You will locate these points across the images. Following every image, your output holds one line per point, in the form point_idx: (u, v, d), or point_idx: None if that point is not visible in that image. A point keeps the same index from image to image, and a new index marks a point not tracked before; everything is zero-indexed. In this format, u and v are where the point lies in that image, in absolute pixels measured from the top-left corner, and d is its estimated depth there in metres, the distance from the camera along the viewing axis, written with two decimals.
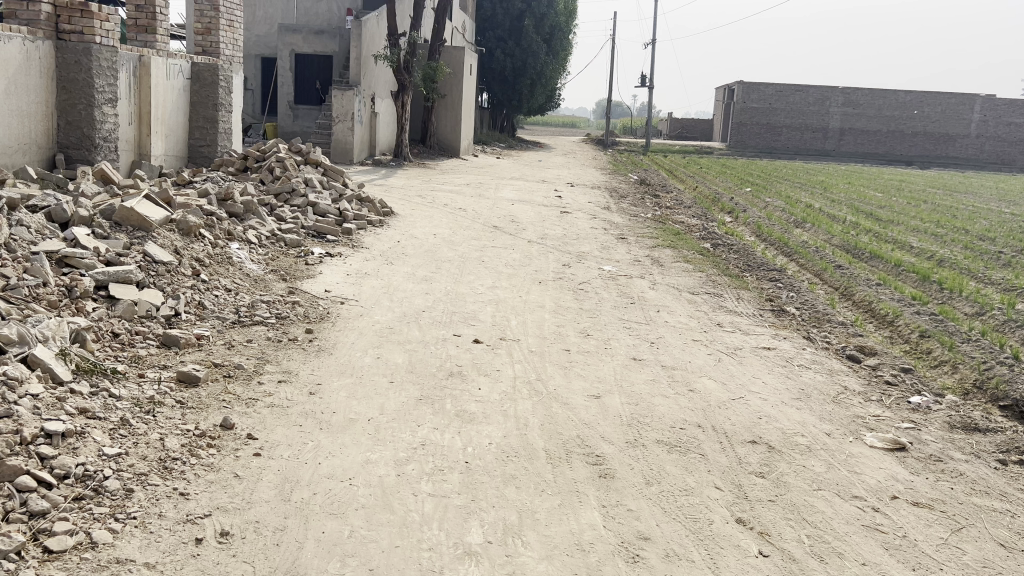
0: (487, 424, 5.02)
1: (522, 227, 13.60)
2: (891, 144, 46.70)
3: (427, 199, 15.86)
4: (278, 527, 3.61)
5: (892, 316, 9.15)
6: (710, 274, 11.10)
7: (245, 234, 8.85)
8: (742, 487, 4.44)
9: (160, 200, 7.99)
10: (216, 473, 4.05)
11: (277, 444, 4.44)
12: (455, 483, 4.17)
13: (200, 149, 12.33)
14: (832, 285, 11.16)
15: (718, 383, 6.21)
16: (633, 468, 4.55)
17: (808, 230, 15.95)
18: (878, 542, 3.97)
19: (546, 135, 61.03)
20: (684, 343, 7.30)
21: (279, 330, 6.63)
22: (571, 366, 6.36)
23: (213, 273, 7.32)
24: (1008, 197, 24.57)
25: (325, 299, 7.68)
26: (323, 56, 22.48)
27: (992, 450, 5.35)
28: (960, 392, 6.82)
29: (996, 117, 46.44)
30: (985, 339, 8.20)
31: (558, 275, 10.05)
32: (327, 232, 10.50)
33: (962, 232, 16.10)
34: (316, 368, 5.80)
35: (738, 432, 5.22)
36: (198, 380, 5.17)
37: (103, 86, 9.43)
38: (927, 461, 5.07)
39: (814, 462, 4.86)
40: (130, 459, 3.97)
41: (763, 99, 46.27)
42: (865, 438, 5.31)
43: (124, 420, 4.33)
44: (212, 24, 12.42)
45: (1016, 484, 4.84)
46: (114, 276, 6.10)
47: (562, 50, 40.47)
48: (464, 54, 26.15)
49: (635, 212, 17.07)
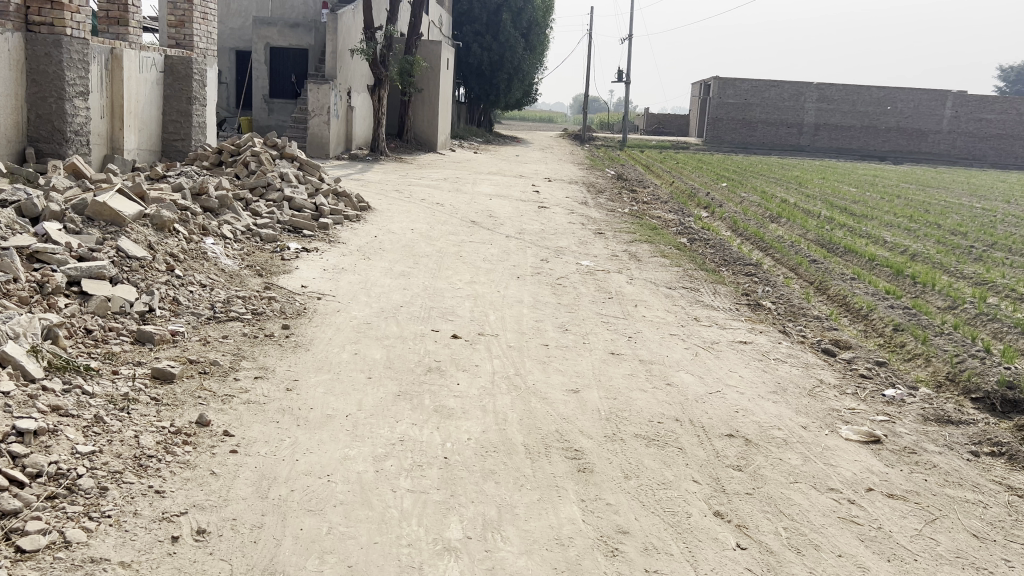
0: (466, 419, 5.01)
1: (499, 222, 13.60)
2: (865, 139, 47.15)
3: (404, 194, 15.79)
4: (255, 524, 3.57)
5: (866, 310, 9.24)
6: (686, 268, 11.15)
7: (220, 229, 8.76)
8: (720, 480, 4.47)
9: (133, 194, 7.91)
10: (192, 470, 4.01)
11: (254, 441, 4.40)
12: (434, 478, 4.16)
13: (173, 143, 12.20)
14: (806, 279, 11.26)
15: (695, 377, 6.25)
16: (612, 462, 4.56)
17: (784, 225, 16.06)
18: (853, 534, 4.01)
19: (522, 130, 60.94)
20: (662, 338, 7.33)
21: (255, 325, 6.58)
22: (550, 360, 6.37)
23: (188, 268, 7.24)
24: (979, 192, 24.98)
25: (302, 294, 7.62)
26: (298, 50, 22.31)
27: (965, 442, 5.42)
28: (933, 385, 6.93)
29: (967, 113, 47.14)
30: (957, 332, 8.32)
31: (536, 270, 10.05)
32: (303, 227, 10.43)
33: (935, 226, 16.31)
34: (292, 364, 5.76)
35: (715, 426, 5.24)
36: (173, 377, 5.11)
37: (74, 79, 9.30)
38: (901, 453, 5.13)
39: (790, 455, 4.89)
40: (104, 457, 3.92)
41: (739, 95, 46.47)
42: (840, 431, 5.36)
43: (98, 417, 4.28)
44: (186, 16, 12.29)
45: (988, 475, 4.91)
46: (87, 271, 6.03)
47: (539, 45, 40.41)
48: (441, 49, 26.05)
49: (612, 207, 17.09)
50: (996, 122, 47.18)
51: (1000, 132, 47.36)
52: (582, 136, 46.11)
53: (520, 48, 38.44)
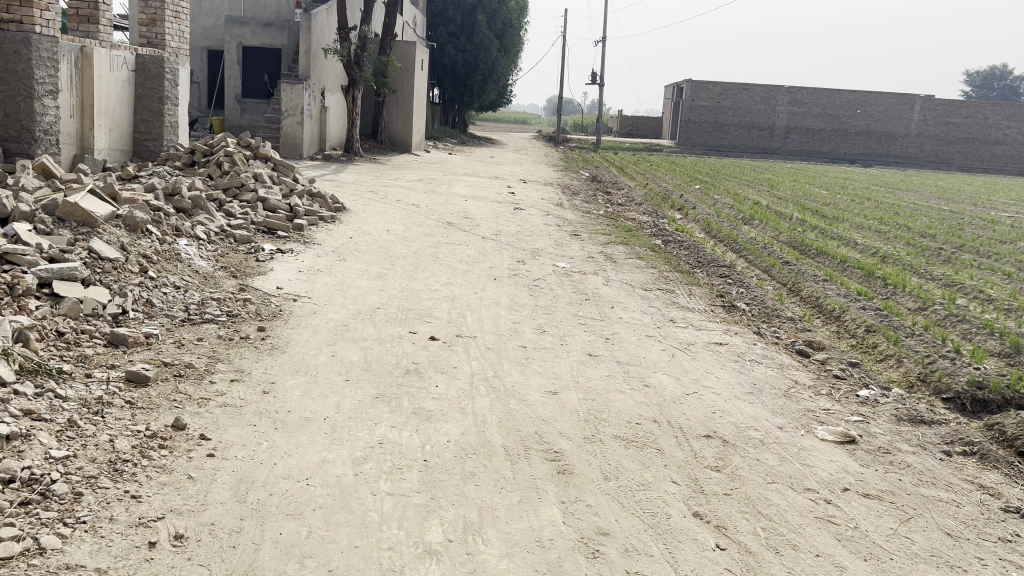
0: (445, 422, 4.99)
1: (476, 224, 13.60)
2: (835, 142, 47.72)
3: (379, 195, 15.72)
4: (234, 529, 3.54)
5: (839, 311, 9.36)
6: (661, 270, 11.21)
7: (193, 230, 8.67)
8: (698, 481, 4.49)
9: (105, 194, 7.81)
10: (168, 474, 3.95)
11: (231, 444, 4.36)
12: (414, 481, 4.14)
13: (145, 143, 12.06)
14: (780, 281, 11.38)
15: (672, 378, 6.28)
16: (591, 464, 4.57)
17: (756, 227, 16.22)
18: (831, 533, 4.05)
19: (497, 132, 61.01)
20: (639, 339, 7.36)
21: (230, 327, 6.51)
22: (528, 362, 6.37)
23: (161, 270, 7.16)
24: (946, 195, 25.41)
25: (277, 296, 7.56)
26: (271, 50, 22.14)
27: (937, 441, 5.51)
28: (905, 385, 7.03)
29: (935, 117, 47.88)
30: (928, 333, 8.45)
31: (513, 272, 10.05)
32: (278, 228, 10.35)
33: (904, 229, 16.55)
34: (269, 366, 5.72)
35: (693, 427, 5.27)
36: (147, 380, 5.05)
37: (43, 78, 9.17)
38: (876, 453, 5.19)
39: (767, 455, 4.93)
40: (78, 462, 3.86)
41: (711, 98, 46.83)
42: (816, 432, 5.42)
43: (72, 421, 4.22)
44: (157, 15, 12.15)
45: (960, 475, 4.99)
46: (58, 273, 5.94)
47: (513, 47, 40.46)
48: (416, 49, 25.97)
49: (587, 209, 17.17)
50: (962, 126, 47.97)
51: (967, 135, 48.16)
52: (557, 138, 46.23)
53: (494, 50, 38.44)
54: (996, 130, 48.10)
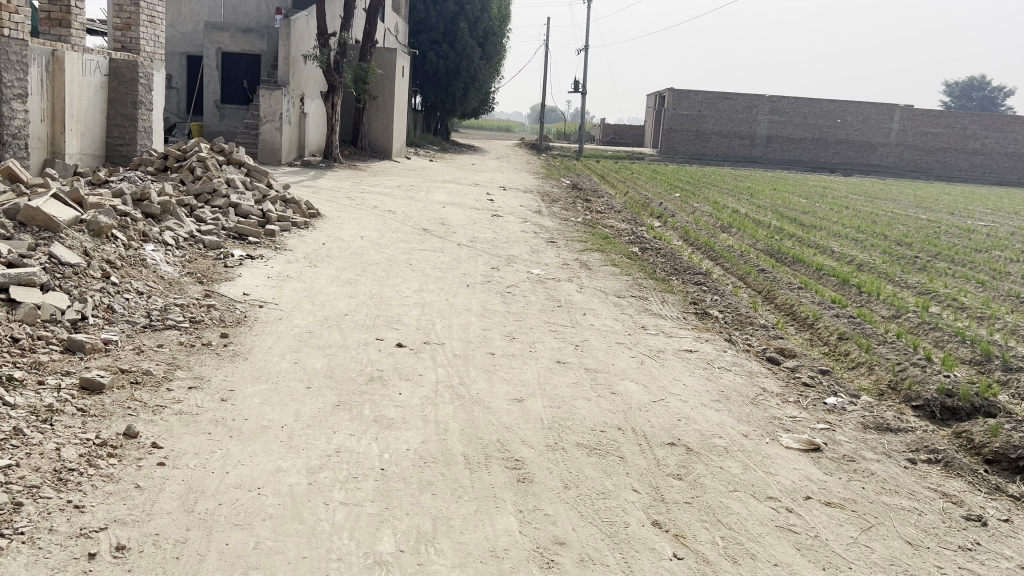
0: (406, 429, 4.93)
1: (452, 230, 13.53)
2: (816, 151, 48.07)
3: (356, 201, 15.64)
4: (179, 540, 3.45)
5: (812, 319, 9.37)
6: (636, 277, 11.19)
7: (161, 236, 8.57)
8: (659, 489, 4.44)
9: (70, 199, 7.69)
10: (115, 483, 3.85)
11: (183, 452, 4.27)
12: (369, 490, 4.07)
13: (117, 148, 11.93)
14: (755, 288, 11.39)
15: (639, 386, 6.23)
16: (552, 472, 4.51)
17: (734, 234, 16.26)
18: (790, 542, 4.01)
19: (480, 140, 61.18)
20: (609, 346, 7.32)
21: (193, 334, 6.42)
22: (495, 370, 6.30)
23: (124, 275, 7.05)
24: (924, 204, 25.62)
25: (243, 302, 7.46)
26: (250, 55, 22.01)
27: (903, 449, 5.49)
28: (875, 394, 7.05)
29: (914, 127, 48.29)
30: (900, 341, 8.46)
31: (486, 279, 9.99)
32: (249, 234, 10.25)
33: (881, 237, 16.62)
34: (229, 373, 5.62)
35: (657, 434, 5.23)
36: (102, 387, 4.94)
37: (11, 81, 9.10)
38: (840, 461, 5.17)
39: (731, 463, 4.89)
40: (21, 471, 3.76)
41: (692, 107, 47.15)
42: (781, 439, 5.38)
43: (18, 430, 4.11)
44: (132, 19, 12.03)
45: (924, 483, 4.97)
46: (15, 278, 5.83)
47: (495, 55, 40.51)
48: (396, 56, 25.90)
49: (565, 216, 17.15)
50: (941, 136, 48.37)
51: (945, 145, 48.57)
52: (539, 146, 46.24)
53: (476, 58, 38.44)
54: (975, 140, 48.47)
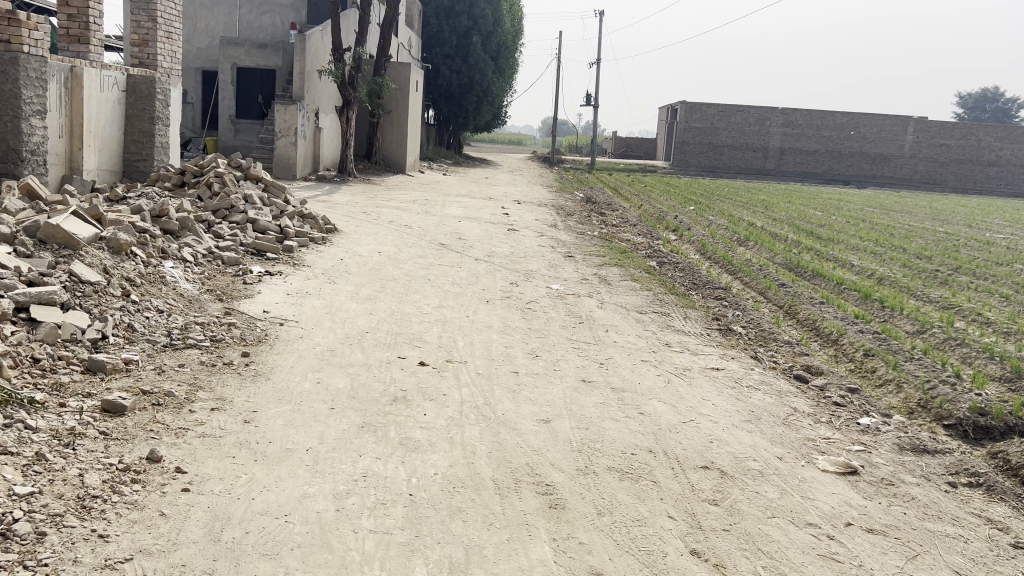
0: (433, 452, 4.82)
1: (469, 245, 13.44)
2: (829, 163, 47.90)
3: (372, 216, 15.58)
4: (205, 571, 3.35)
5: (837, 335, 9.21)
6: (656, 292, 11.06)
7: (180, 252, 8.51)
8: (696, 516, 4.31)
9: (89, 216, 7.64)
10: (140, 511, 3.75)
11: (208, 478, 4.17)
12: (398, 518, 3.95)
13: (135, 164, 11.91)
14: (776, 303, 11.25)
15: (667, 406, 6.09)
16: (584, 497, 4.39)
17: (751, 248, 16.10)
18: (834, 572, 3.87)
19: (494, 152, 61.56)
20: (634, 364, 7.20)
21: (214, 353, 6.33)
22: (520, 389, 6.18)
23: (144, 293, 6.98)
24: (940, 216, 25.39)
25: (263, 320, 7.38)
26: (266, 71, 22.05)
27: (942, 472, 5.34)
28: (905, 412, 6.90)
29: (928, 139, 47.97)
30: (928, 357, 8.30)
31: (506, 295, 9.89)
32: (267, 250, 10.20)
33: (900, 250, 16.44)
34: (251, 394, 5.52)
35: (690, 457, 5.10)
36: (124, 410, 4.85)
37: (31, 98, 9.11)
38: (878, 484, 5.02)
39: (767, 488, 4.75)
40: (44, 499, 3.66)
41: (705, 119, 47.07)
42: (817, 462, 5.25)
43: (40, 455, 4.03)
44: (150, 35, 12.04)
45: (968, 508, 4.81)
46: (37, 297, 5.76)
47: (508, 69, 40.55)
48: (410, 70, 25.91)
49: (581, 230, 17.03)
50: (955, 147, 48.03)
51: (960, 157, 48.23)
52: (551, 159, 46.20)
53: (489, 71, 38.45)
54: (989, 152, 48.16)
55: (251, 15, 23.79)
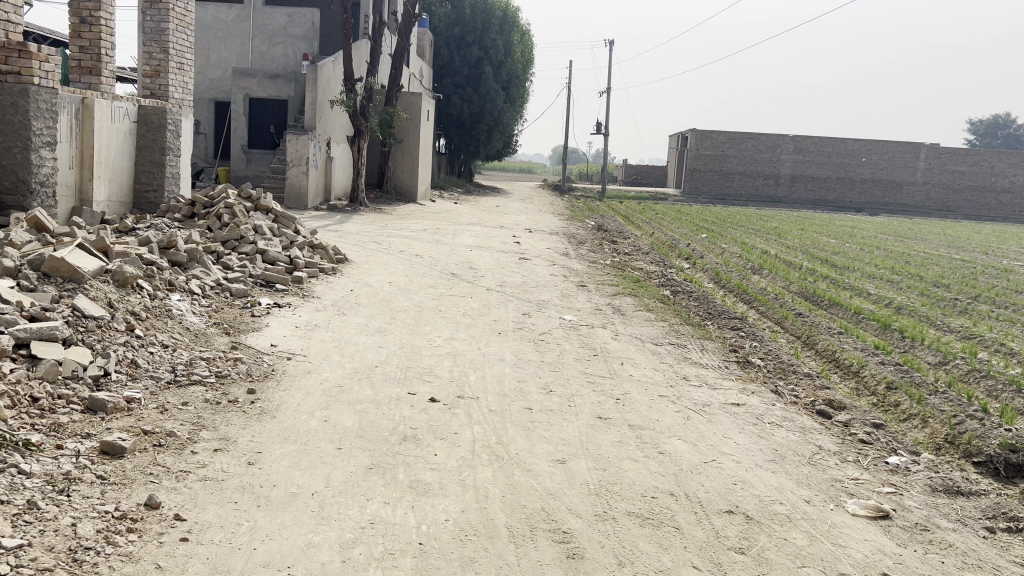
0: (444, 496, 4.60)
1: (480, 275, 13.26)
2: (841, 190, 47.68)
3: (382, 245, 15.45)
4: None
5: (857, 367, 8.96)
6: (672, 323, 10.83)
7: (187, 285, 8.36)
8: (722, 566, 4.08)
9: (95, 248, 7.50)
10: (135, 564, 3.56)
11: (208, 525, 3.97)
12: (408, 570, 3.73)
13: (145, 194, 11.82)
14: (793, 334, 11.00)
15: (688, 445, 5.86)
16: (604, 546, 4.16)
17: (766, 276, 15.87)
18: None
19: (504, 181, 61.87)
20: (652, 400, 6.96)
21: (219, 390, 6.15)
22: (534, 427, 5.96)
23: (149, 327, 6.82)
24: (956, 243, 25.12)
25: (270, 354, 7.21)
26: (278, 101, 22.11)
27: (978, 517, 5.08)
28: (932, 448, 6.63)
29: (940, 165, 47.74)
30: (952, 390, 8.03)
31: (518, 326, 9.70)
32: (276, 281, 10.05)
33: (917, 278, 16.15)
34: (255, 434, 5.33)
35: (714, 501, 4.86)
36: (124, 451, 4.66)
37: (40, 129, 9.03)
38: (913, 530, 4.77)
39: (795, 534, 4.51)
40: (32, 552, 3.47)
41: (715, 147, 47.04)
42: (847, 505, 5.00)
43: (32, 503, 3.84)
44: (161, 66, 12.03)
45: (1009, 555, 4.55)
46: (38, 333, 5.60)
47: (519, 99, 40.71)
48: (421, 100, 25.93)
49: (593, 259, 16.87)
50: (968, 174, 47.73)
51: (974, 183, 47.90)
52: (562, 187, 46.07)
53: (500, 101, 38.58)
54: (1003, 178, 47.86)
55: (264, 46, 23.92)
